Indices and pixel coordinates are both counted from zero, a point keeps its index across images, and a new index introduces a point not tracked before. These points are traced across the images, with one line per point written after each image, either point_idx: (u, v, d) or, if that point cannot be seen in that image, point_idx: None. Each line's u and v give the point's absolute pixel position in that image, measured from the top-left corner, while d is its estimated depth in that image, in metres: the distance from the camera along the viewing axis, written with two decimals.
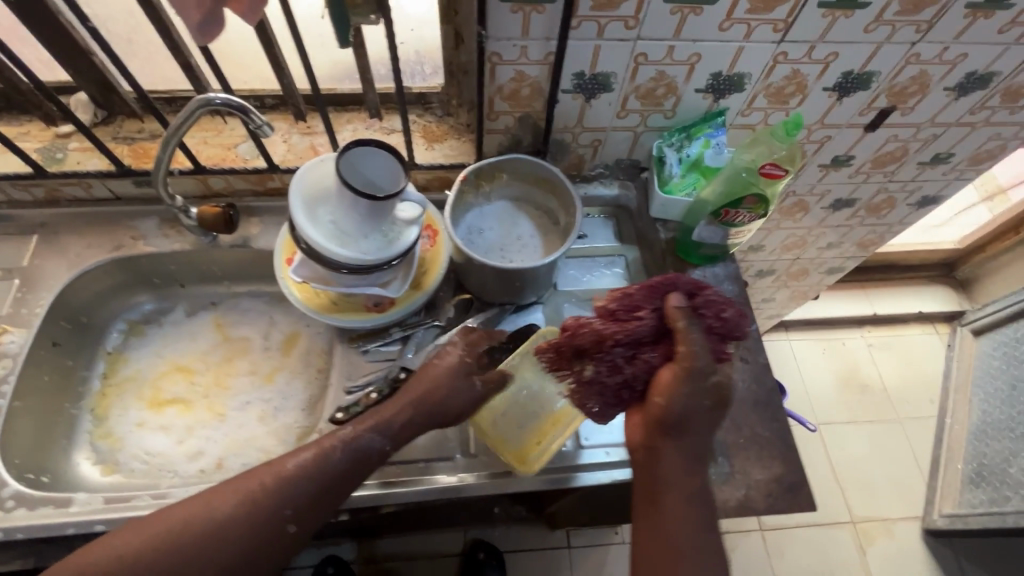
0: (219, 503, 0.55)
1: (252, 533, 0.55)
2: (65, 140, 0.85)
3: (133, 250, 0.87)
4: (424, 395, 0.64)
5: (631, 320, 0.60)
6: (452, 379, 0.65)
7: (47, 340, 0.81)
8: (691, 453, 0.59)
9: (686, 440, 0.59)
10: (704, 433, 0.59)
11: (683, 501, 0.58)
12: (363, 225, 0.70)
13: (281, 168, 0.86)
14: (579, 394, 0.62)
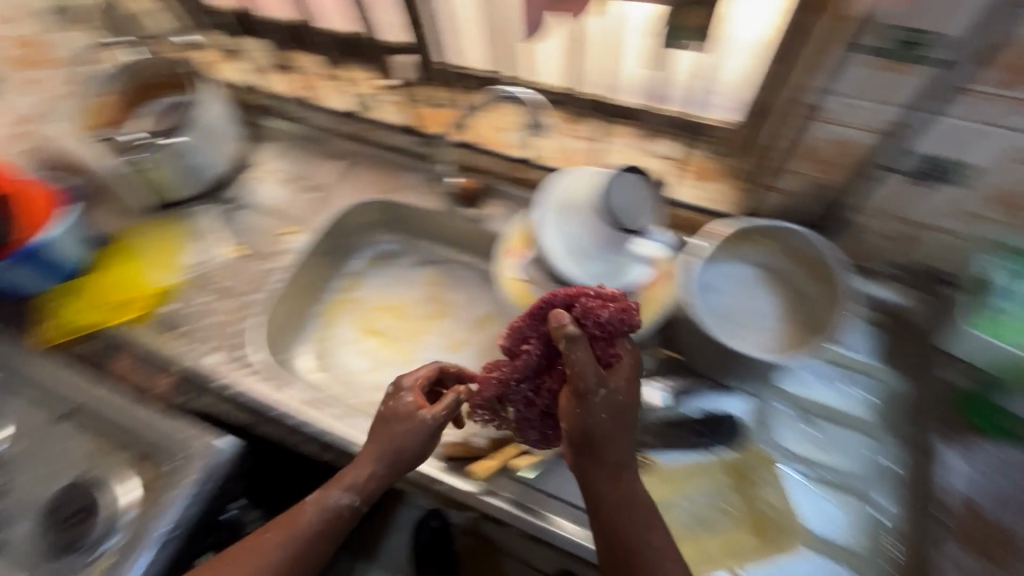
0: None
1: None
2: (386, 92, 1.00)
3: (398, 197, 0.99)
4: (380, 447, 0.66)
5: (522, 352, 0.65)
6: (410, 427, 0.66)
7: (317, 247, 0.98)
8: (609, 467, 0.59)
9: (620, 453, 0.59)
10: (620, 449, 0.59)
11: (643, 525, 0.57)
12: (598, 245, 0.69)
13: (540, 163, 0.88)
14: (519, 430, 0.69)
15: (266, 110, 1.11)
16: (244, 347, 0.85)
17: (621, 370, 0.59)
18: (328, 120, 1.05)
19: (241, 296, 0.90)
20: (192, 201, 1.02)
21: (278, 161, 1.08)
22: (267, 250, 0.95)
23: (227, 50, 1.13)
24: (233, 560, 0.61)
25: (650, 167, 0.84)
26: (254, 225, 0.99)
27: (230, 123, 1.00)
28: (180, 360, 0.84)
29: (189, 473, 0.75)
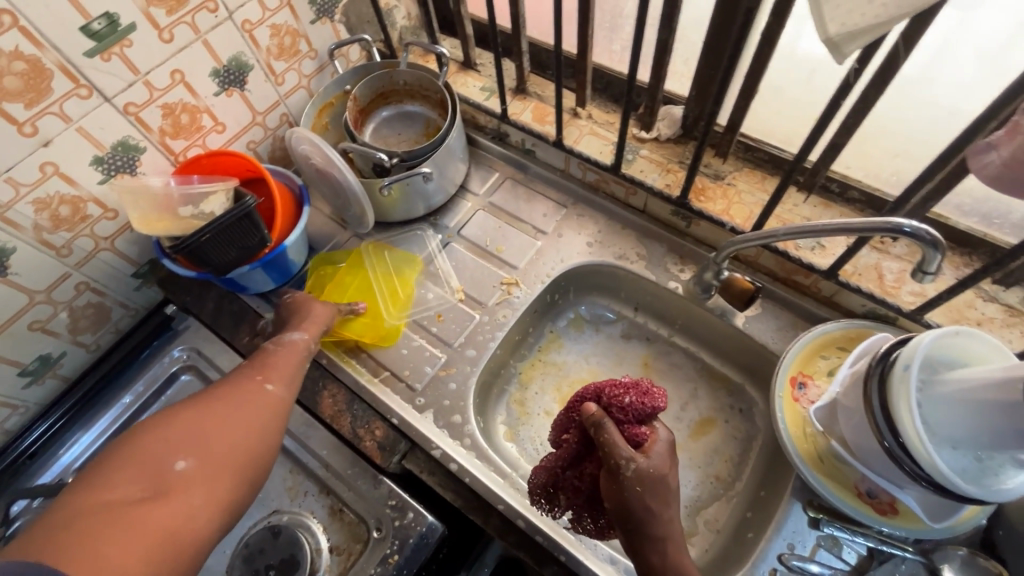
0: (221, 409, 0.61)
1: (239, 406, 0.62)
2: (640, 145, 0.88)
3: (632, 266, 0.88)
4: (298, 316, 0.76)
5: (562, 442, 0.66)
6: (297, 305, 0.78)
7: (533, 306, 0.89)
8: (654, 521, 0.56)
9: (663, 515, 0.56)
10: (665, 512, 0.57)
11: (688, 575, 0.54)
12: (971, 440, 0.54)
13: (837, 277, 0.73)
14: (592, 527, 0.65)
15: (490, 133, 1.01)
16: (459, 416, 0.76)
17: (652, 449, 0.59)
18: (560, 160, 0.94)
19: (455, 349, 0.82)
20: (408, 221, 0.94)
21: (496, 192, 0.98)
22: (485, 301, 0.86)
23: (460, 58, 1.03)
24: (262, 359, 0.68)
25: (984, 315, 0.69)
26: (470, 267, 0.90)
27: (461, 145, 0.92)
28: (391, 414, 0.76)
29: (398, 553, 0.69)
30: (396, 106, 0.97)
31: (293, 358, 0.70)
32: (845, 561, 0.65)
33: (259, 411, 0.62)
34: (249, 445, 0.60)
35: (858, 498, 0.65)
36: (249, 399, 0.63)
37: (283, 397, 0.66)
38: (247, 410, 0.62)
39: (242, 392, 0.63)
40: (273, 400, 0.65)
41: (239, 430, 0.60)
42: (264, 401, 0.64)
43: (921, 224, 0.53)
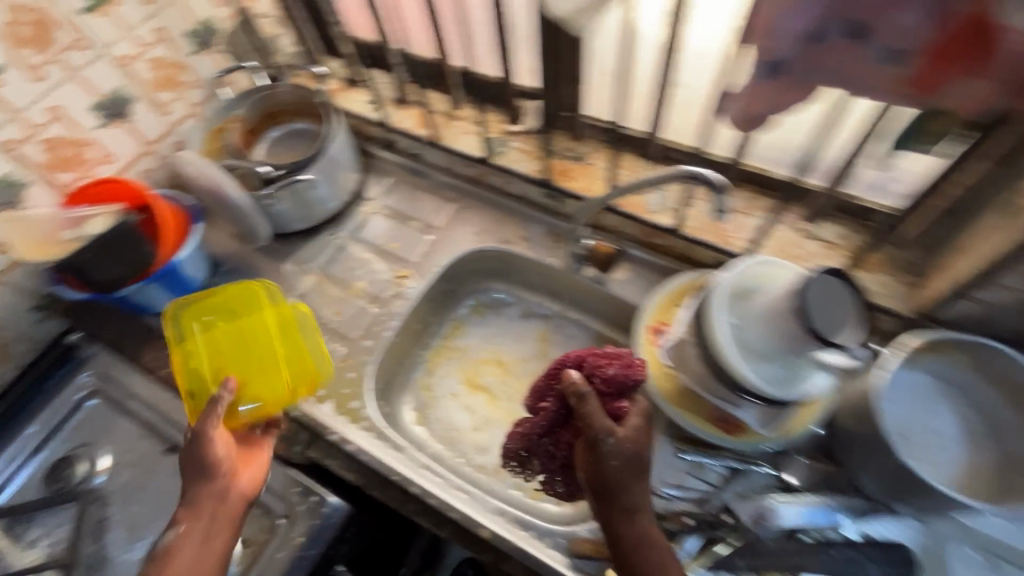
0: (193, 520, 0.62)
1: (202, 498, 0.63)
2: (511, 138, 0.96)
3: (515, 248, 0.95)
4: (206, 468, 0.64)
5: (538, 408, 0.70)
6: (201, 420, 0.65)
7: (428, 295, 0.94)
8: (626, 510, 0.60)
9: (630, 496, 0.60)
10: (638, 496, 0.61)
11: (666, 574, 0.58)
12: (776, 348, 0.61)
13: (681, 233, 0.83)
14: (563, 489, 0.72)
15: (381, 142, 1.07)
16: (358, 401, 0.81)
17: (630, 421, 0.63)
18: (444, 159, 1.01)
19: (353, 341, 0.87)
20: (307, 231, 1.00)
21: (390, 195, 1.04)
22: (380, 294, 0.92)
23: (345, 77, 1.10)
24: (191, 463, 0.64)
25: (806, 251, 0.78)
26: (366, 266, 0.95)
27: (350, 155, 0.98)
28: (292, 408, 0.80)
29: (303, 534, 0.73)
30: (286, 125, 1.03)
31: (211, 493, 0.63)
32: (707, 482, 0.71)
33: (202, 563, 0.60)
34: (220, 495, 0.64)
35: (716, 425, 0.72)
36: (189, 553, 0.60)
37: (218, 536, 0.62)
38: (189, 564, 0.60)
39: (177, 554, 0.60)
40: (212, 535, 0.62)
41: (212, 504, 0.63)
42: (202, 542, 0.61)
43: (709, 169, 0.64)
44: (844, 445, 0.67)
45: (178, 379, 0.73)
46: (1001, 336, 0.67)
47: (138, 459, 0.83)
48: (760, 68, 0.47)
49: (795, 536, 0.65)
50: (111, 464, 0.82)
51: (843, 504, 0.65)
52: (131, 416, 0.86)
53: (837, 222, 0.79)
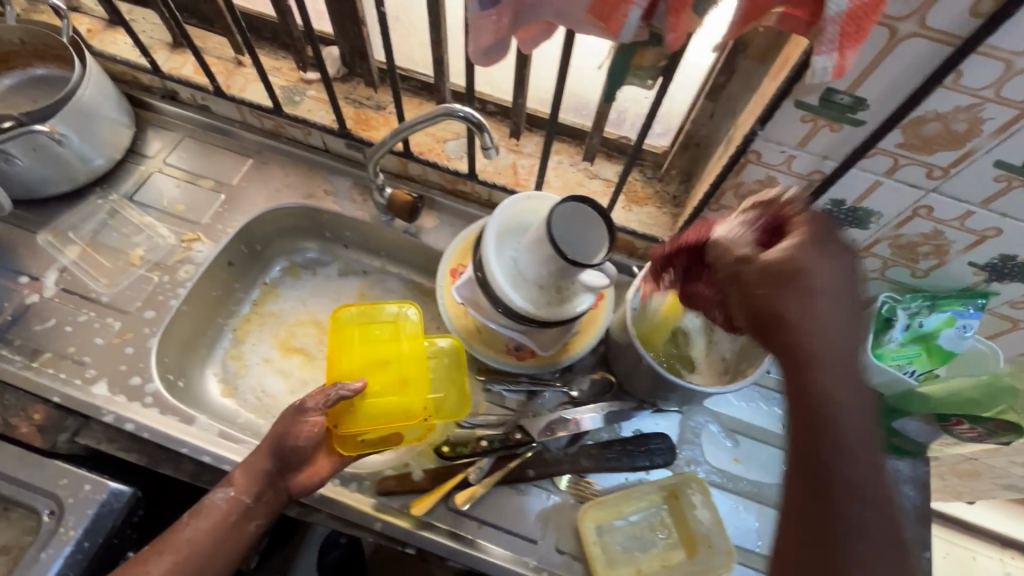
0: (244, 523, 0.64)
1: (222, 513, 0.64)
2: (306, 86, 0.91)
3: (321, 203, 0.91)
4: (252, 470, 0.65)
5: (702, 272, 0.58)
6: (286, 419, 0.66)
7: (226, 258, 0.87)
8: (794, 353, 0.44)
9: (808, 339, 0.44)
10: (784, 306, 0.44)
11: (850, 481, 0.42)
12: (544, 277, 0.66)
13: (478, 178, 0.85)
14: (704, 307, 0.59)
15: (160, 93, 0.96)
16: (138, 378, 0.73)
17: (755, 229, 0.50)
18: (234, 111, 0.93)
19: (132, 315, 0.78)
20: (68, 195, 0.86)
21: (175, 153, 0.93)
22: (164, 261, 0.83)
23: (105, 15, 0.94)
24: (243, 477, 0.65)
25: (589, 189, 0.85)
26: (145, 231, 0.85)
27: (111, 104, 0.85)
28: (51, 394, 0.70)
29: (75, 528, 0.65)
30: (24, 71, 0.86)
31: (264, 471, 0.65)
32: (510, 408, 0.77)
33: (228, 534, 0.64)
34: (239, 508, 0.64)
35: (511, 355, 0.77)
36: (198, 524, 0.63)
37: (247, 518, 0.64)
38: (195, 531, 0.63)
39: (187, 524, 0.63)
40: (239, 510, 0.64)
41: (223, 520, 0.63)
42: (222, 521, 0.63)
43: (473, 109, 0.66)
44: (617, 358, 0.76)
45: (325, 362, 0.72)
46: None
47: None
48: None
49: (578, 442, 0.73)
50: None
51: (616, 407, 0.74)
52: None
53: (615, 162, 0.87)
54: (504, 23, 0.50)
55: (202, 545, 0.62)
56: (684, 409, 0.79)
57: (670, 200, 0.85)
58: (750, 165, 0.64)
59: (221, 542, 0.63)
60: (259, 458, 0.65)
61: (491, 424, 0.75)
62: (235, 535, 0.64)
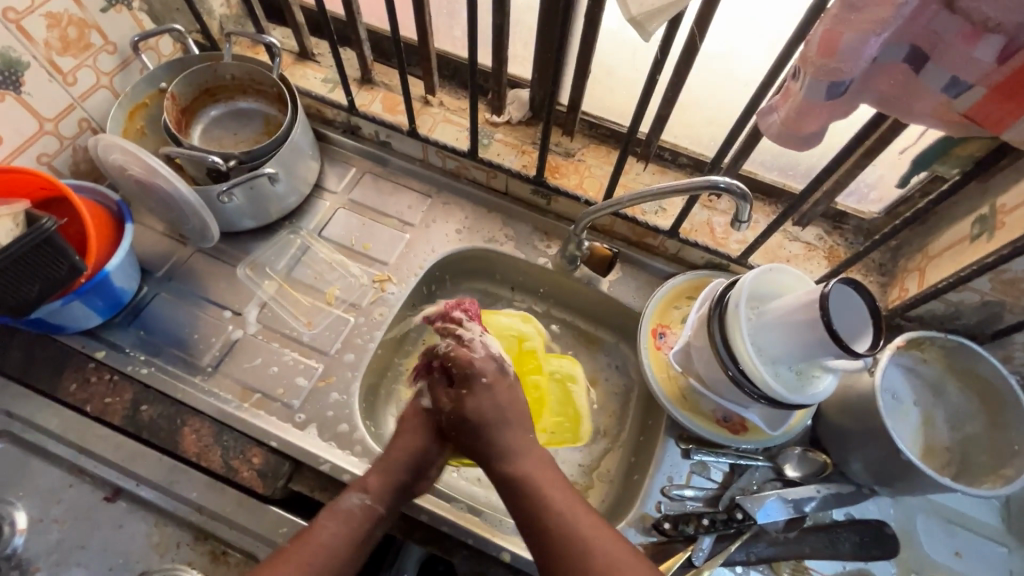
0: (374, 532, 0.62)
1: (357, 523, 0.61)
2: (494, 129, 0.90)
3: (502, 247, 0.89)
4: (383, 470, 0.64)
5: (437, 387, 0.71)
6: (421, 428, 0.69)
7: (410, 300, 0.87)
8: (516, 481, 0.62)
9: (513, 467, 0.63)
10: (493, 439, 0.65)
11: (560, 527, 0.57)
12: (789, 356, 0.64)
13: (678, 236, 0.82)
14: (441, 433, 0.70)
15: (341, 127, 0.95)
16: (346, 425, 0.73)
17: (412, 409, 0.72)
18: (417, 149, 0.92)
19: (333, 357, 0.78)
20: (260, 229, 0.87)
21: (354, 189, 0.92)
22: (358, 302, 0.83)
23: (295, 49, 0.95)
24: (381, 478, 0.64)
25: (791, 253, 0.82)
26: (337, 269, 0.86)
27: (310, 141, 0.84)
28: (268, 437, 0.71)
29: None
30: (227, 104, 0.87)
31: (401, 477, 0.65)
32: (713, 480, 0.74)
33: (361, 542, 0.61)
34: (372, 516, 0.62)
35: (717, 424, 0.75)
36: (336, 525, 0.60)
37: (378, 525, 0.63)
38: (335, 535, 0.59)
39: (323, 526, 0.60)
40: (374, 517, 0.62)
41: (357, 528, 0.61)
42: (359, 527, 0.61)
43: (732, 179, 0.62)
44: (836, 438, 0.72)
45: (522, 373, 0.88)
46: (959, 329, 0.74)
47: (66, 512, 0.68)
48: (823, 88, 0.46)
49: (796, 525, 0.70)
50: (29, 522, 0.68)
51: (834, 491, 0.71)
52: (48, 459, 0.71)
53: (817, 224, 0.83)
54: (836, 112, 0.48)
55: (339, 550, 0.59)
56: (898, 496, 0.74)
57: (877, 267, 0.81)
58: None
59: (354, 551, 0.60)
60: (390, 464, 0.65)
61: (703, 500, 0.72)
62: (364, 545, 0.61)
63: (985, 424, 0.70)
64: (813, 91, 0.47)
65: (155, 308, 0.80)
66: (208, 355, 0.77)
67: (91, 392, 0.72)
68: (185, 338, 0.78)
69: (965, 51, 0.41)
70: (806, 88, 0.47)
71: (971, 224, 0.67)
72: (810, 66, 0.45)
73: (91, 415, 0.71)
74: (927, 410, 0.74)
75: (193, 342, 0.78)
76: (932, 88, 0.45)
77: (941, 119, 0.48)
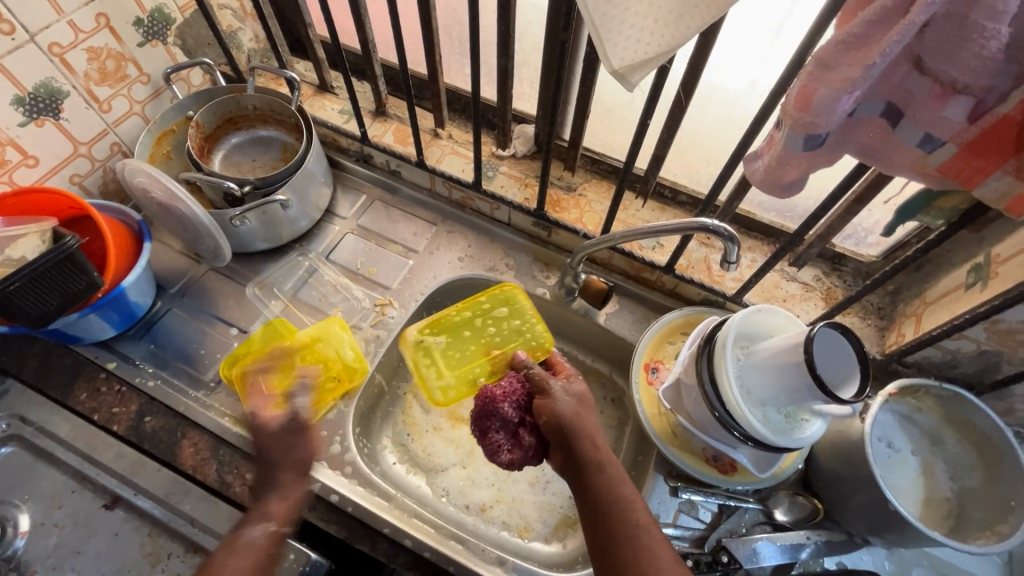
0: (277, 553, 0.60)
1: (263, 553, 0.59)
2: (499, 162, 0.93)
3: (502, 276, 0.91)
4: (273, 494, 0.63)
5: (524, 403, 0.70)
6: (286, 439, 0.66)
7: (410, 325, 0.89)
8: (600, 478, 0.59)
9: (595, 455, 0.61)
10: (582, 444, 0.62)
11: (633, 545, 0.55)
12: (776, 398, 0.63)
13: (674, 273, 0.83)
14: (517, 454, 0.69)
15: (354, 155, 0.99)
16: (338, 447, 0.76)
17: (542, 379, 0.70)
18: (425, 179, 0.95)
19: (330, 378, 0.81)
20: (272, 252, 0.91)
21: (363, 215, 0.96)
22: (359, 325, 0.86)
23: (315, 81, 1.01)
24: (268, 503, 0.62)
25: (788, 293, 0.82)
26: (342, 292, 0.89)
27: (323, 169, 0.88)
28: None
29: None
30: (248, 131, 0.93)
31: (295, 498, 0.63)
32: (701, 521, 0.73)
33: (267, 567, 0.59)
34: (274, 542, 0.60)
35: (707, 463, 0.74)
36: (243, 563, 0.57)
37: (281, 548, 0.61)
38: (242, 568, 0.56)
39: (225, 563, 0.56)
40: (280, 539, 0.61)
41: (260, 557, 0.58)
42: (265, 556, 0.59)
43: (721, 221, 0.63)
44: (828, 483, 0.71)
45: (263, 364, 0.79)
46: (958, 377, 0.73)
47: (66, 517, 0.71)
48: (801, 139, 0.48)
49: (783, 572, 0.69)
50: (31, 525, 0.70)
51: (825, 539, 0.70)
52: (53, 464, 0.74)
53: (816, 265, 0.83)
54: (815, 161, 0.50)
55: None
56: (894, 548, 0.72)
57: (875, 311, 0.81)
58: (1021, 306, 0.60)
59: None
60: (281, 488, 0.63)
61: (690, 540, 0.71)
62: (271, 571, 0.59)
63: (982, 476, 0.68)
64: (790, 142, 0.48)
65: (166, 323, 0.83)
66: (212, 371, 0.80)
67: (100, 401, 0.76)
68: (192, 353, 0.81)
69: (936, 110, 0.43)
70: (784, 138, 0.49)
71: (965, 273, 0.67)
72: (788, 119, 0.47)
73: (98, 423, 0.74)
74: (921, 458, 0.72)
75: (199, 357, 0.81)
76: (908, 143, 0.46)
77: (920, 173, 0.48)
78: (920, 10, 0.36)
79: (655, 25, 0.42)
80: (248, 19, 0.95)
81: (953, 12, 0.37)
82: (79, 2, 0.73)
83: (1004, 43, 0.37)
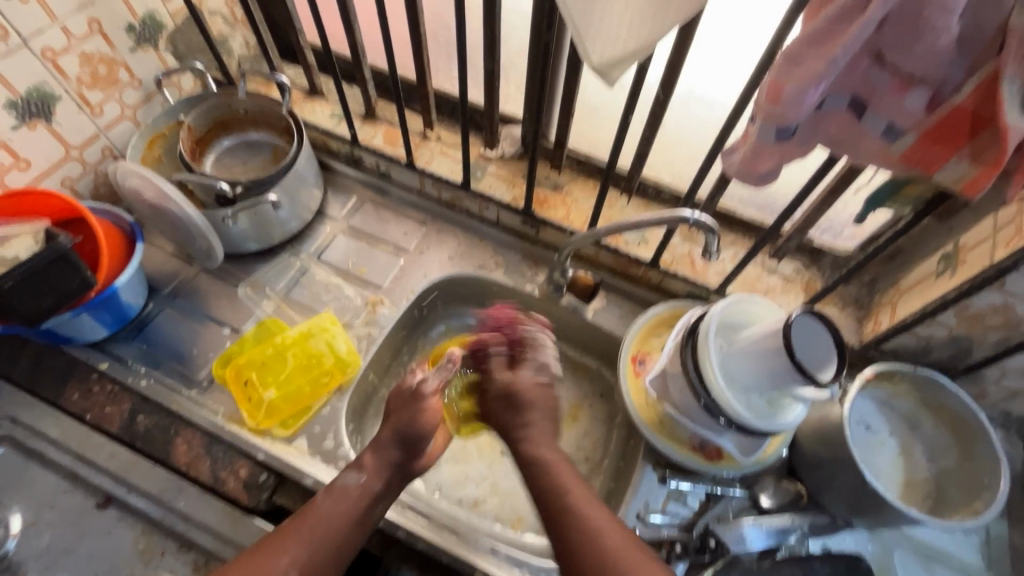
0: (375, 509, 0.64)
1: (355, 505, 0.62)
2: (487, 163, 0.95)
3: (492, 274, 0.93)
4: (376, 449, 0.67)
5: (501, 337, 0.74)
6: (405, 401, 0.71)
7: (401, 322, 0.90)
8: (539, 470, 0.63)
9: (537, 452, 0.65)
10: (526, 430, 0.67)
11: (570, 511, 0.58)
12: (758, 384, 0.66)
13: (659, 267, 0.85)
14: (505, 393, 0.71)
15: (344, 158, 1.01)
16: (331, 442, 0.77)
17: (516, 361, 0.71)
18: (414, 180, 0.97)
19: (323, 375, 0.82)
20: (263, 252, 0.92)
21: (354, 216, 0.97)
22: (351, 323, 0.87)
23: (305, 86, 1.02)
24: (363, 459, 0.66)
25: (769, 285, 0.84)
26: (333, 291, 0.90)
27: (313, 171, 0.90)
28: (256, 451, 0.74)
29: None
30: (239, 136, 0.94)
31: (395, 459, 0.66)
32: (689, 507, 0.74)
33: (359, 517, 0.62)
34: (370, 495, 0.63)
35: (694, 451, 0.76)
36: (332, 504, 0.61)
37: (379, 501, 0.64)
38: (331, 510, 0.61)
39: (320, 502, 0.61)
40: (371, 495, 0.63)
41: (353, 506, 0.62)
42: (357, 502, 0.62)
43: (701, 213, 0.66)
44: (810, 468, 0.73)
45: (247, 367, 0.80)
46: (932, 363, 0.76)
47: (59, 517, 0.71)
48: (772, 131, 0.50)
49: (770, 556, 0.70)
50: (23, 527, 0.70)
51: (808, 523, 0.72)
52: (46, 465, 0.74)
53: (796, 258, 0.86)
54: (787, 152, 0.52)
55: (340, 524, 0.60)
56: (876, 531, 0.74)
57: (853, 301, 0.83)
58: (987, 291, 0.62)
59: (354, 526, 0.61)
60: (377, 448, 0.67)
61: (678, 527, 0.73)
62: (367, 521, 0.62)
63: (957, 457, 0.71)
64: (763, 134, 0.51)
65: (158, 324, 0.84)
66: (205, 370, 0.81)
67: (93, 401, 0.76)
68: (184, 352, 0.82)
69: (897, 100, 0.45)
70: (757, 130, 0.51)
71: (935, 261, 0.69)
72: (759, 112, 0.50)
73: (91, 423, 0.75)
74: (900, 442, 0.75)
75: (191, 357, 0.82)
76: (872, 133, 0.49)
77: (885, 161, 0.51)
78: (877, 7, 0.39)
79: (632, 22, 0.45)
80: (239, 26, 0.97)
81: (908, 9, 0.39)
82: (72, 7, 0.74)
83: (955, 37, 0.40)
